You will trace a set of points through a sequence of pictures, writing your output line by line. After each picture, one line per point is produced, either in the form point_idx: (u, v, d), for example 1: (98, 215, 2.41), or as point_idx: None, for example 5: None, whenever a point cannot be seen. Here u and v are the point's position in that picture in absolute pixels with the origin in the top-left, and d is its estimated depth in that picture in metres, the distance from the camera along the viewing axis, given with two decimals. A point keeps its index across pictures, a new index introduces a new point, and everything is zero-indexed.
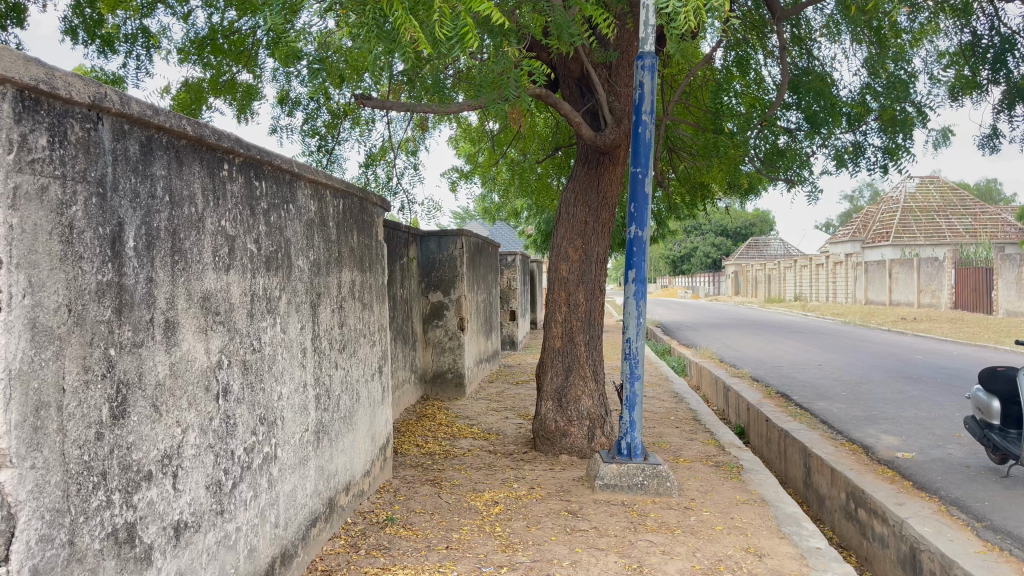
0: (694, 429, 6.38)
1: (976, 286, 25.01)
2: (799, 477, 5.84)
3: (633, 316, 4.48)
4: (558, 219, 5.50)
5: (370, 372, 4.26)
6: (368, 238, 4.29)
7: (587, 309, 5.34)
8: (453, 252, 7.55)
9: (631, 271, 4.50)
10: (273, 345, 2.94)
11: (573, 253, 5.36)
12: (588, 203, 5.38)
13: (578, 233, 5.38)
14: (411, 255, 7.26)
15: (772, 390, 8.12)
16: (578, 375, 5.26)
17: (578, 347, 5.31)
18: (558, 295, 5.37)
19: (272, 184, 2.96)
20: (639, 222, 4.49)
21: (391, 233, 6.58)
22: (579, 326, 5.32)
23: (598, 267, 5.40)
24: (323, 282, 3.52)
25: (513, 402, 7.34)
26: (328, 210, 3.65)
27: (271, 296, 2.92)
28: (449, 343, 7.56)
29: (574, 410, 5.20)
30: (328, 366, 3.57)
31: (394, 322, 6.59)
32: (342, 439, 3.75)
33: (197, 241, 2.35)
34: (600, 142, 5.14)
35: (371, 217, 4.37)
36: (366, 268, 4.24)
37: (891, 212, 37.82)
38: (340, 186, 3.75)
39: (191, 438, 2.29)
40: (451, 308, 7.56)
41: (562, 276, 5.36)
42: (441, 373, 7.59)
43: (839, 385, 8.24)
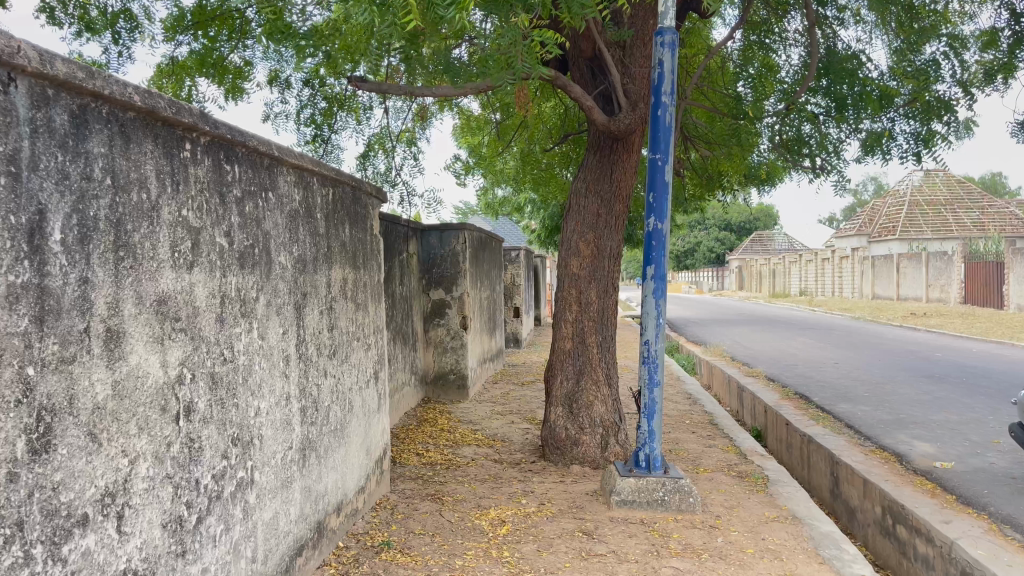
0: (712, 434, 6.00)
1: (986, 281, 24.58)
2: (826, 488, 5.46)
3: (652, 316, 4.10)
4: (567, 212, 5.11)
5: (364, 378, 3.89)
6: (362, 231, 3.92)
7: (599, 307, 4.96)
8: (455, 247, 7.17)
9: (649, 268, 4.12)
10: (249, 354, 2.56)
11: (585, 247, 4.97)
12: (600, 193, 5.00)
13: (589, 226, 4.99)
14: (411, 250, 6.88)
15: (790, 391, 7.74)
16: (590, 379, 4.88)
17: (590, 348, 4.92)
18: (568, 294, 4.99)
19: (248, 168, 2.58)
20: (658, 213, 4.11)
21: (389, 227, 6.20)
22: (591, 326, 4.94)
23: (611, 263, 5.02)
24: (310, 281, 3.14)
25: (519, 405, 6.97)
26: (316, 200, 3.27)
27: (247, 298, 2.55)
28: (451, 343, 7.19)
29: (586, 416, 4.83)
30: (316, 375, 3.19)
31: (393, 322, 6.22)
32: (332, 455, 3.37)
33: (150, 234, 1.97)
34: (614, 127, 4.75)
35: (365, 209, 4.00)
36: (359, 265, 3.87)
37: (898, 206, 37.43)
38: (330, 174, 3.38)
39: (142, 470, 1.92)
40: (453, 306, 7.18)
41: (573, 273, 4.98)
42: (443, 374, 7.22)
43: (860, 386, 7.85)
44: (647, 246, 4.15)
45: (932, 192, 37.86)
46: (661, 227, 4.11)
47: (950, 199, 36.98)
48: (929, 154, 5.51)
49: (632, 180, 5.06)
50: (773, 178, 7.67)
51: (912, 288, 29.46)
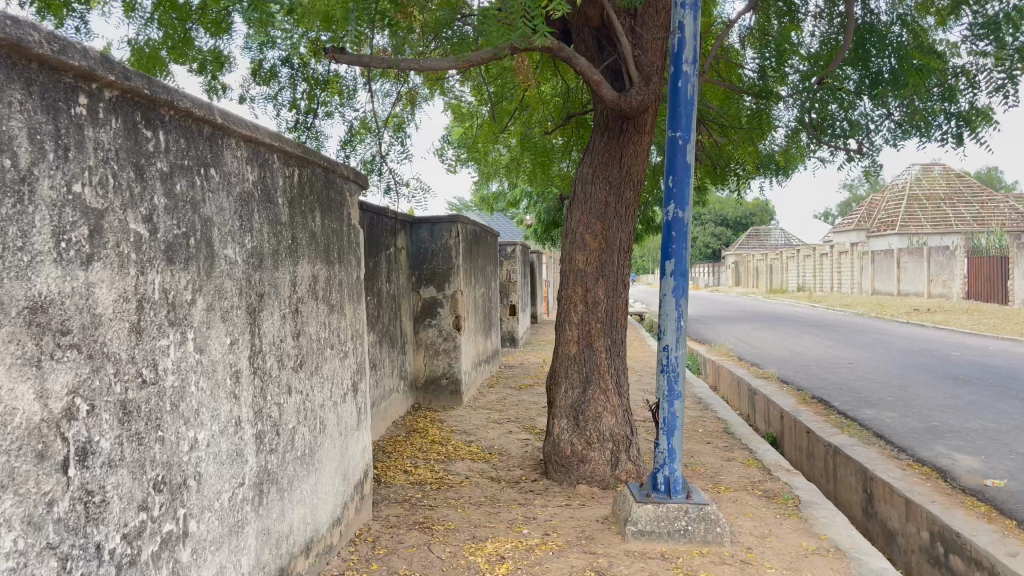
0: (730, 444, 5.48)
1: (989, 276, 24.15)
2: (857, 505, 4.95)
3: (671, 319, 3.57)
4: (572, 201, 4.57)
5: (340, 391, 3.35)
6: (337, 221, 3.38)
7: (608, 307, 4.43)
8: (447, 241, 6.63)
9: (668, 262, 3.57)
10: (182, 372, 2.02)
11: (592, 239, 4.44)
12: (610, 179, 4.46)
13: (597, 216, 4.45)
14: (399, 244, 6.34)
15: (807, 395, 7.23)
16: (599, 388, 4.35)
17: (599, 353, 4.39)
18: (574, 292, 4.45)
19: (180, 136, 2.03)
20: (679, 200, 3.57)
21: (373, 219, 5.65)
22: (600, 329, 4.40)
23: (621, 257, 4.49)
24: (268, 279, 2.59)
25: (517, 412, 6.43)
26: (278, 181, 2.73)
27: (178, 302, 2.00)
28: (444, 345, 6.65)
29: (595, 430, 4.30)
30: (276, 393, 2.65)
31: (380, 323, 5.68)
32: (299, 486, 2.83)
33: (16, 216, 1.43)
34: (625, 105, 4.21)
35: (341, 195, 3.46)
36: (334, 259, 3.32)
37: (897, 200, 36.99)
38: (295, 151, 2.83)
39: (5, 543, 1.38)
40: (446, 305, 6.65)
41: (579, 269, 4.44)
42: (435, 379, 6.68)
43: (882, 388, 7.34)
44: (666, 238, 3.61)
45: (931, 186, 37.45)
46: (682, 216, 3.57)
47: (950, 193, 36.57)
48: (971, 135, 4.99)
49: (644, 164, 4.52)
50: (787, 167, 7.15)
51: (912, 283, 29.05)
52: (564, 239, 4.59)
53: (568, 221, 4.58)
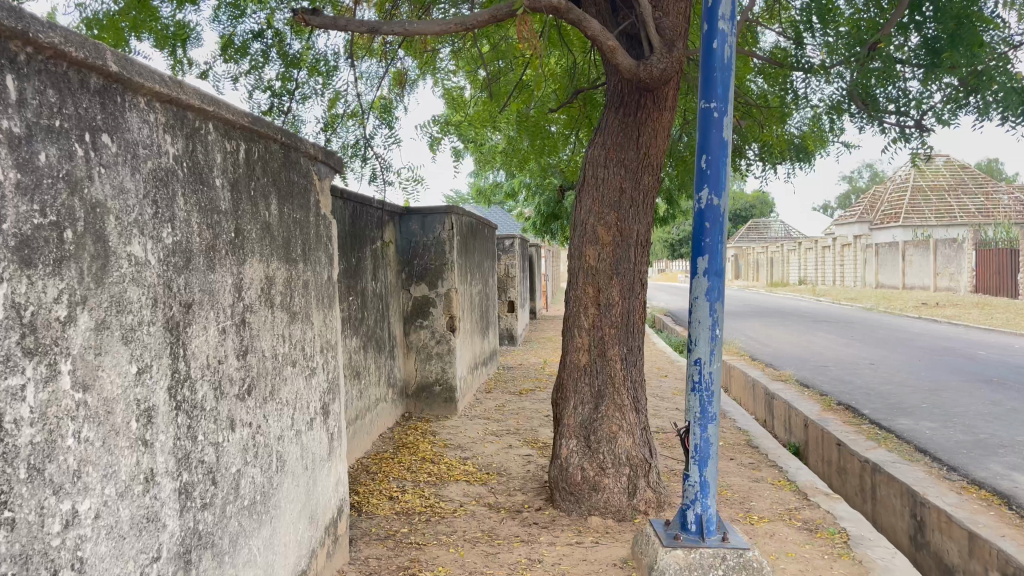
0: (756, 461, 4.90)
1: (999, 269, 23.56)
2: (903, 532, 4.37)
3: (704, 327, 2.99)
4: (581, 187, 3.97)
5: (305, 416, 2.76)
6: (300, 209, 2.78)
7: (623, 310, 3.84)
8: (440, 234, 6.04)
9: (700, 260, 2.99)
10: (51, 421, 1.42)
11: (605, 231, 3.84)
12: (625, 162, 3.87)
13: (610, 205, 3.86)
14: (386, 237, 5.74)
15: (833, 401, 6.65)
16: (613, 403, 3.77)
17: (614, 363, 3.80)
18: (584, 292, 3.86)
19: (47, 84, 1.44)
20: (713, 185, 2.98)
21: (356, 210, 5.05)
22: (614, 335, 3.82)
23: (638, 252, 3.90)
24: (198, 284, 2.00)
25: (518, 423, 5.84)
26: (216, 157, 2.14)
27: (44, 322, 1.41)
28: (437, 348, 6.07)
29: (609, 452, 3.71)
30: (212, 432, 2.05)
31: (364, 325, 5.08)
32: (248, 546, 2.25)
33: None
34: (645, 74, 3.61)
35: (306, 178, 2.86)
36: (296, 256, 2.73)
37: (901, 192, 36.36)
38: (239, 120, 2.24)
39: None
40: (439, 304, 6.06)
41: (590, 266, 3.85)
42: (427, 386, 6.09)
43: (913, 394, 6.76)
44: (698, 229, 3.03)
45: (935, 177, 36.87)
46: (718, 203, 2.98)
47: (954, 184, 35.94)
48: None
49: (665, 145, 3.93)
50: (810, 153, 6.56)
51: (918, 276, 28.50)
52: (572, 231, 3.99)
53: (577, 210, 3.99)
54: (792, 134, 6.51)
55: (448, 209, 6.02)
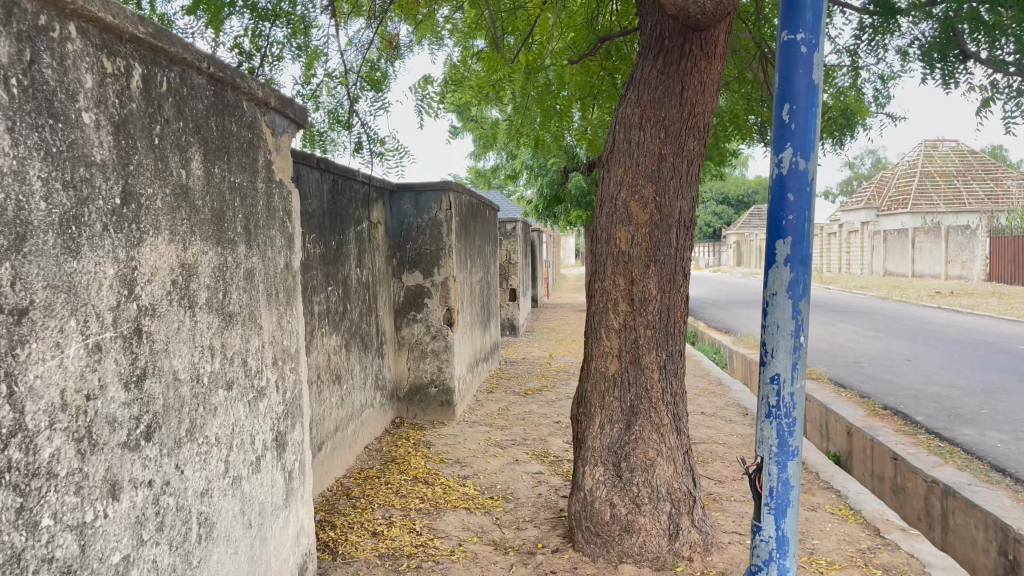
0: (807, 482, 4.18)
1: (1014, 257, 22.84)
2: (989, 572, 3.67)
3: (785, 331, 2.25)
4: (610, 153, 3.21)
5: (249, 455, 2.02)
6: (241, 171, 2.02)
7: (662, 307, 3.09)
8: (436, 215, 5.29)
9: (781, 243, 2.25)
10: None
11: (641, 207, 3.09)
12: (665, 123, 3.11)
13: (647, 176, 3.10)
14: (374, 216, 4.97)
15: (877, 404, 5.93)
16: (650, 423, 3.04)
17: (650, 373, 3.06)
18: (613, 283, 3.11)
19: None
20: (800, 143, 2.23)
21: (338, 185, 4.29)
22: (650, 338, 3.07)
23: (680, 234, 3.15)
24: (41, 278, 1.24)
25: (525, 430, 5.12)
26: (83, 76, 1.37)
27: None
28: (433, 345, 5.33)
29: (644, 484, 2.98)
30: (77, 511, 1.32)
31: (348, 320, 4.34)
32: None
33: None
34: (696, 10, 2.85)
35: (251, 129, 2.11)
36: (235, 236, 1.97)
37: (909, 178, 35.58)
38: (126, 27, 1.47)
39: None
40: (435, 294, 5.32)
41: (621, 252, 3.10)
42: (421, 387, 5.36)
43: (966, 396, 6.05)
44: (777, 203, 2.28)
45: (944, 163, 36.09)
46: (805, 167, 2.24)
47: (964, 170, 35.16)
48: None
49: (713, 103, 3.18)
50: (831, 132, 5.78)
51: (928, 264, 27.78)
52: (597, 209, 3.24)
53: (603, 181, 3.23)
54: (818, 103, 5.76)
55: (446, 186, 5.26)
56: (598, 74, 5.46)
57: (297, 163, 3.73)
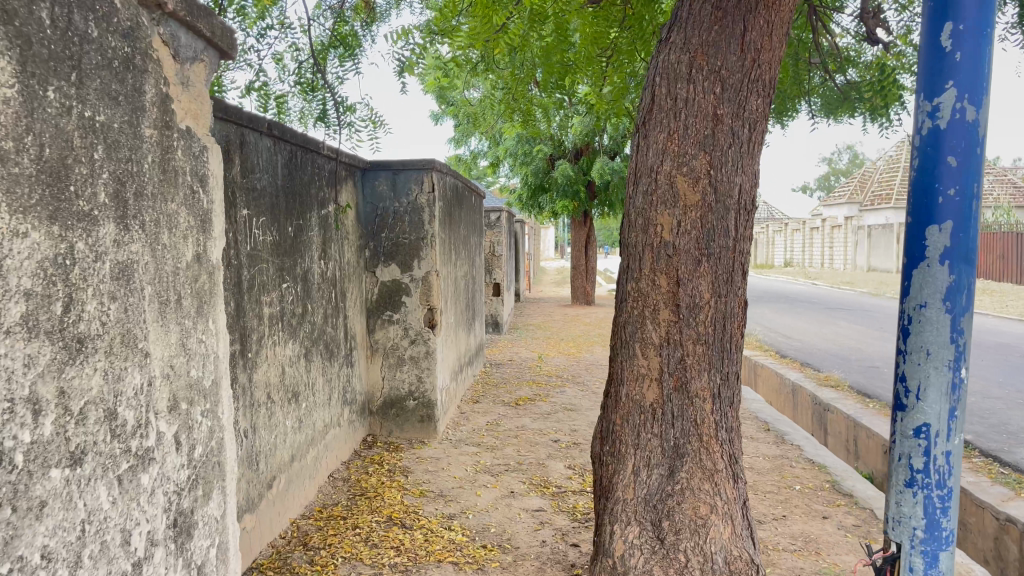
0: (864, 522, 3.48)
1: (1002, 254, 22.45)
2: None
3: (938, 366, 1.53)
4: (646, 114, 2.46)
5: (122, 565, 1.25)
6: (109, 106, 1.25)
7: (716, 316, 2.36)
8: (416, 198, 4.54)
9: (934, 233, 1.52)
10: None
11: (690, 185, 2.34)
12: (720, 74, 2.37)
13: (697, 144, 2.36)
14: (342, 198, 4.19)
15: None
16: (700, 470, 2.32)
17: (700, 403, 2.33)
18: (652, 285, 2.36)
19: None
20: (968, 83, 1.49)
21: (297, 158, 3.51)
22: (701, 357, 2.33)
23: (739, 220, 2.41)
24: None
25: (519, 452, 4.38)
26: None
27: None
28: (411, 351, 4.57)
29: (695, 553, 2.24)
30: None
31: (309, 323, 3.58)
32: None
33: None
34: None
35: (132, 41, 1.33)
36: (94, 210, 1.20)
37: (893, 173, 35.26)
38: None
39: None
40: (415, 291, 4.56)
41: (663, 243, 2.35)
42: (397, 400, 4.59)
43: (1010, 410, 5.40)
44: (926, 173, 1.54)
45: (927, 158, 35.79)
46: (974, 117, 1.50)
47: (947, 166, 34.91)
48: None
49: (780, 51, 2.45)
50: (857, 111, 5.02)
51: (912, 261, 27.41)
52: (629, 187, 2.49)
53: (637, 150, 2.48)
54: (839, 77, 5.03)
55: (429, 165, 4.51)
56: (617, 21, 4.68)
57: (244, 127, 2.94)
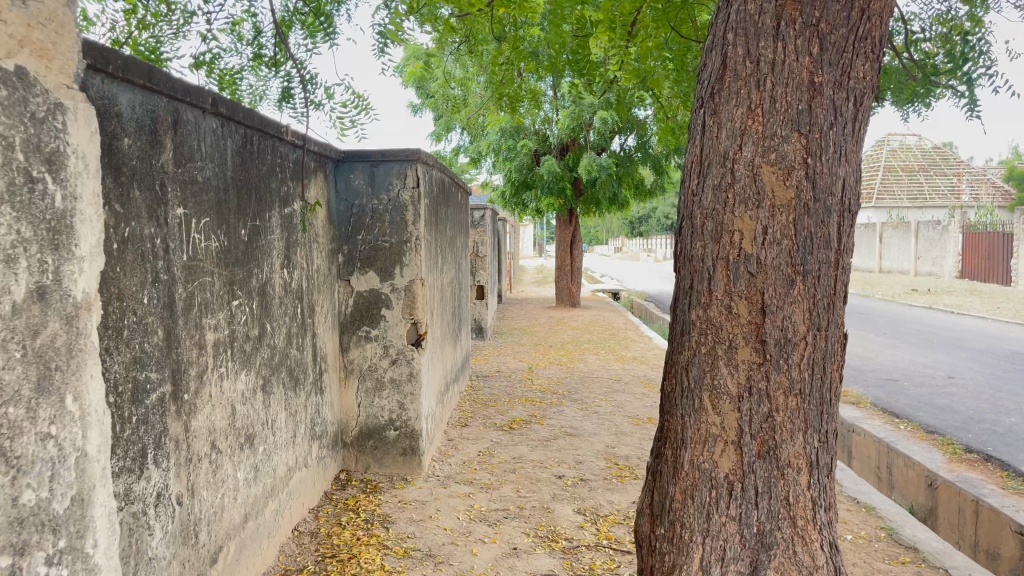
0: None
1: (987, 254, 22.17)
2: None
3: None
4: (714, 86, 1.83)
5: None
6: None
7: (814, 358, 1.74)
8: (398, 194, 3.90)
9: None
10: None
11: (781, 178, 1.73)
12: (820, 31, 1.74)
13: (788, 127, 1.74)
14: (311, 194, 3.53)
15: (957, 446, 4.71)
16: (791, 568, 1.72)
17: (792, 476, 1.72)
18: (726, 314, 1.74)
19: None
20: None
21: (254, 144, 2.85)
22: (793, 414, 1.72)
23: (842, 229, 1.79)
24: None
25: (519, 491, 3.75)
26: None
27: None
28: (392, 373, 3.92)
29: None
30: None
31: (268, 347, 2.92)
32: None
33: None
34: None
35: None
36: None
37: (873, 172, 35.10)
38: None
39: None
40: (397, 303, 3.92)
41: (744, 259, 1.73)
42: (375, 430, 3.94)
43: None
44: None
45: (909, 156, 35.59)
46: None
47: (926, 165, 34.78)
48: None
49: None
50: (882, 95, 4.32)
51: (895, 260, 27.14)
52: (691, 177, 1.87)
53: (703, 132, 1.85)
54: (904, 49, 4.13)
55: (414, 156, 3.86)
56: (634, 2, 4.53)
57: (181, 102, 2.26)
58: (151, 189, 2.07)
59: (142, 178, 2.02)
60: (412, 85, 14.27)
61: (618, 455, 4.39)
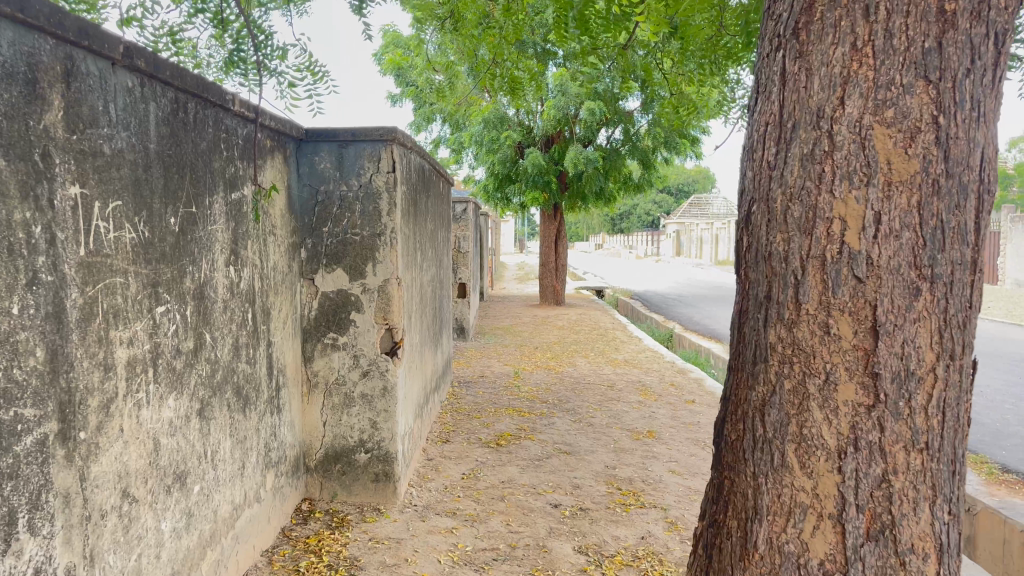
0: None
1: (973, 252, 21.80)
2: None
3: None
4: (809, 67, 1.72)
5: None
6: None
7: (931, 407, 1.65)
8: (371, 179, 3.36)
9: None
10: None
11: (902, 143, 1.61)
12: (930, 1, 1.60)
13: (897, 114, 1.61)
14: (267, 177, 2.99)
15: (992, 465, 4.26)
16: None
17: (915, 564, 1.66)
18: (821, 339, 1.69)
19: None
20: None
21: (190, 112, 2.31)
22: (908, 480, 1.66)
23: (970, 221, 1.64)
24: None
25: (511, 525, 3.24)
26: None
27: None
28: (363, 387, 3.39)
29: None
30: None
31: (206, 364, 2.38)
32: None
33: None
34: None
35: None
36: None
37: None
38: None
39: None
40: (368, 306, 3.40)
41: (850, 304, 1.66)
42: (342, 453, 3.40)
43: None
44: None
45: None
46: None
47: None
48: None
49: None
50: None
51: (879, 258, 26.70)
52: (768, 142, 1.82)
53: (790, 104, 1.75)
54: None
55: (390, 135, 3.34)
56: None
57: (74, 47, 1.72)
58: (25, 159, 1.53)
59: (10, 142, 1.48)
60: (391, 73, 13.70)
61: (620, 477, 3.89)
